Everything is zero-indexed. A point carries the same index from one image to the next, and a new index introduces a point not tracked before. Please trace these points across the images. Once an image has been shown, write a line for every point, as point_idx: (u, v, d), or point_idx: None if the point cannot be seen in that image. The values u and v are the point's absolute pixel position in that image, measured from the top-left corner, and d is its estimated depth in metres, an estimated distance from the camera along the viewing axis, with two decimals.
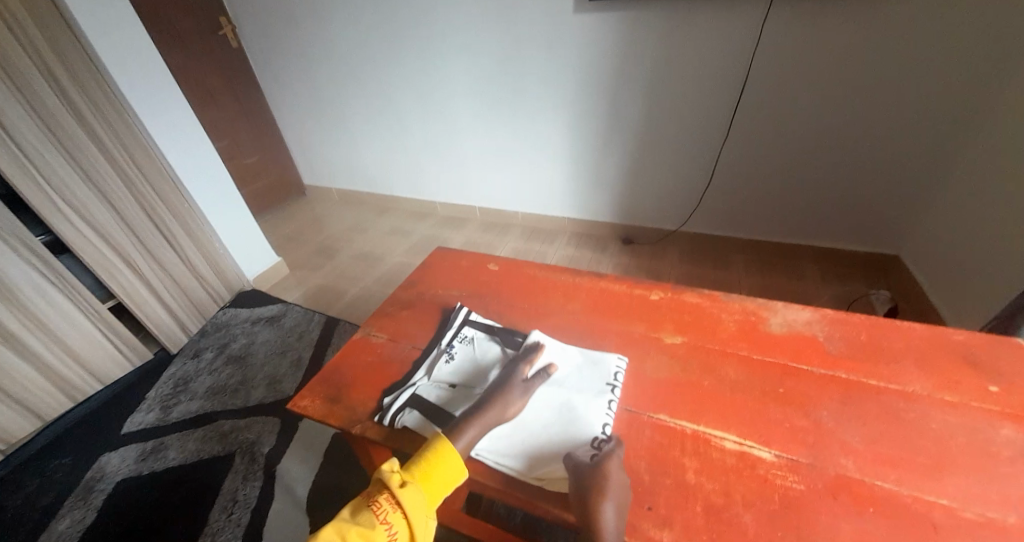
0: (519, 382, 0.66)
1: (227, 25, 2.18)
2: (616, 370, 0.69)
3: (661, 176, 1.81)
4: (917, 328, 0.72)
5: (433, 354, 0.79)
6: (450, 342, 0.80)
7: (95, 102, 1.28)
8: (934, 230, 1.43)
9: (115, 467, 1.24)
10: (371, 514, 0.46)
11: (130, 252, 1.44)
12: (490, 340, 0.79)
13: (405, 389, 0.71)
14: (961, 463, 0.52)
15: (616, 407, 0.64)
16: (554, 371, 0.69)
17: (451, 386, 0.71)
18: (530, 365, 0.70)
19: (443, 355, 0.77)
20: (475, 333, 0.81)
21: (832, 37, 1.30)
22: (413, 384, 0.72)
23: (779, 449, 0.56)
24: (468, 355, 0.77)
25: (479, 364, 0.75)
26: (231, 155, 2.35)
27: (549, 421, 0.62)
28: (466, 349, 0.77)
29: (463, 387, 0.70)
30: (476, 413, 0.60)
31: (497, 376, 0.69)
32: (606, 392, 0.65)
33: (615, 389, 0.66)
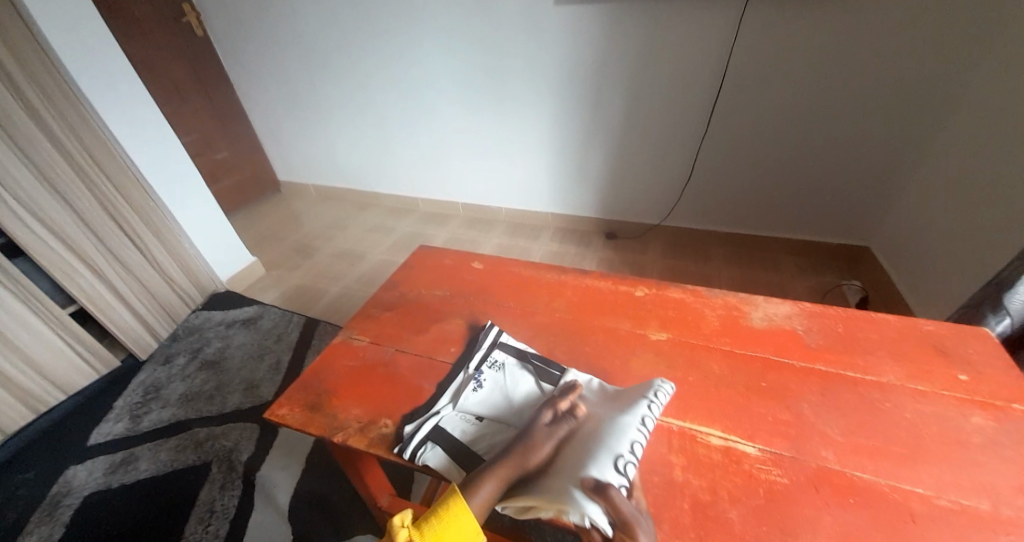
0: (539, 414, 0.61)
1: (191, 13, 2.07)
2: (652, 388, 0.61)
3: (642, 170, 1.82)
4: (890, 320, 0.75)
5: (459, 380, 0.72)
6: (477, 367, 0.73)
7: (48, 95, 1.20)
8: (901, 222, 1.49)
9: (83, 480, 1.18)
10: None
11: (91, 255, 1.37)
12: (524, 367, 0.72)
13: (429, 418, 0.65)
14: (935, 451, 0.54)
15: (650, 423, 0.57)
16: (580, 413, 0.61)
17: (479, 420, 0.65)
18: (558, 406, 0.62)
19: (471, 382, 0.71)
20: (507, 359, 0.74)
21: (806, 34, 1.33)
22: (438, 413, 0.66)
23: (762, 443, 0.57)
24: (497, 384, 0.70)
25: (510, 393, 0.68)
26: (200, 150, 2.26)
27: (571, 449, 0.56)
28: (495, 377, 0.71)
29: (492, 423, 0.64)
30: (490, 467, 0.54)
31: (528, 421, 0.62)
32: (639, 409, 0.58)
33: (652, 406, 0.59)
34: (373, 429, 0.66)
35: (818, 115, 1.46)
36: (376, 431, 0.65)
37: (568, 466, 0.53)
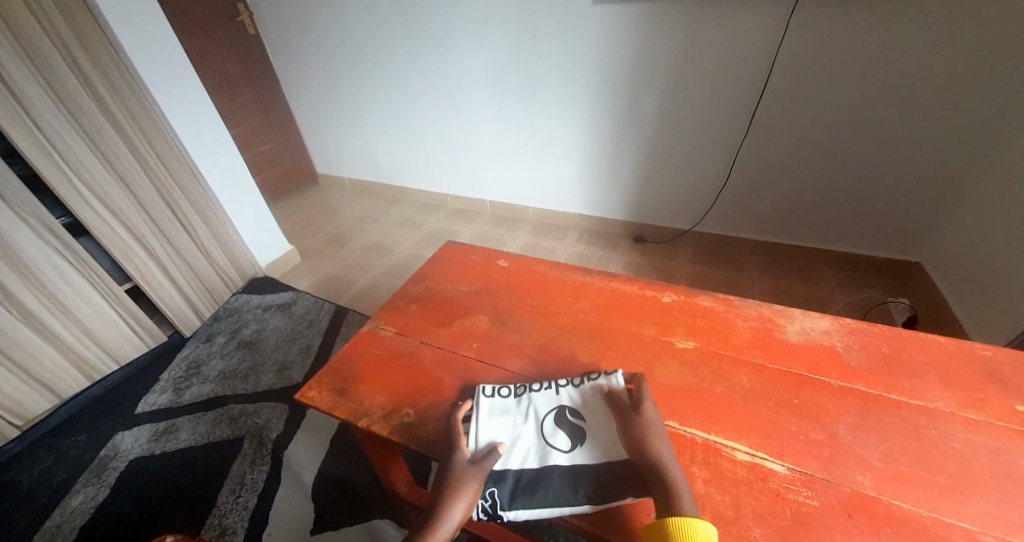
0: (519, 402, 0.66)
1: (244, 11, 2.18)
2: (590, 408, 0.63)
3: (676, 174, 1.77)
4: (940, 342, 0.70)
5: (550, 388, 0.67)
6: (570, 386, 0.67)
7: (115, 89, 1.30)
8: (958, 237, 1.39)
9: (129, 446, 1.27)
10: None
11: (146, 237, 1.47)
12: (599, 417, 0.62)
13: (519, 393, 0.67)
14: (984, 485, 0.50)
15: (549, 421, 0.62)
16: (547, 406, 0.64)
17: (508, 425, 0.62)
18: (555, 419, 0.62)
19: (552, 389, 0.67)
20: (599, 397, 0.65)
21: (861, 36, 1.25)
22: (516, 391, 0.67)
23: (792, 462, 0.55)
24: (564, 409, 0.64)
25: (559, 426, 0.62)
26: (247, 142, 2.37)
27: (502, 413, 0.64)
28: (571, 406, 0.64)
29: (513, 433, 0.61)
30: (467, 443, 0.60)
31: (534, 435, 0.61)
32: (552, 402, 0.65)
33: (562, 410, 0.63)
34: (395, 416, 0.67)
35: (870, 122, 1.38)
36: (397, 419, 0.67)
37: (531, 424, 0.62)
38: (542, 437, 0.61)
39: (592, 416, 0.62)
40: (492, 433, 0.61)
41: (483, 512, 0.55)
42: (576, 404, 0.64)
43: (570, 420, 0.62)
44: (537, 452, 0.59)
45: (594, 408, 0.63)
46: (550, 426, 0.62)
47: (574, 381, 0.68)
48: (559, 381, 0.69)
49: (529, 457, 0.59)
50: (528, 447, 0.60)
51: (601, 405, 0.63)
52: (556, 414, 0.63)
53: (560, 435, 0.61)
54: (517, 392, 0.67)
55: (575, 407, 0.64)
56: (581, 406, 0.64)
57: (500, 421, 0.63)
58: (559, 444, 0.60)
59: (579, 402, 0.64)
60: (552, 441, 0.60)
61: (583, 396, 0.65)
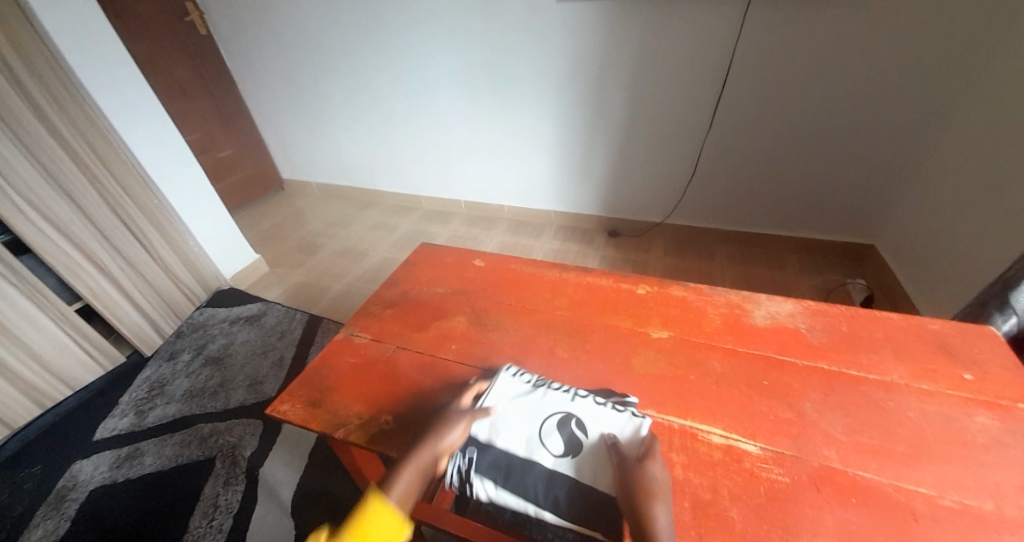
0: (531, 392, 0.65)
1: (194, 10, 2.07)
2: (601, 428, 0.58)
3: (645, 168, 1.81)
4: (894, 319, 0.74)
5: (574, 392, 0.64)
6: (595, 400, 0.62)
7: (55, 96, 1.21)
8: (906, 219, 1.48)
9: (89, 474, 1.19)
10: None
11: (96, 252, 1.38)
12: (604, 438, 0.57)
13: (537, 385, 0.66)
14: (938, 451, 0.54)
15: (548, 425, 0.59)
16: (559, 410, 0.61)
17: (508, 409, 0.62)
18: (559, 425, 0.59)
19: (575, 395, 0.63)
20: (622, 419, 0.59)
21: (812, 31, 1.31)
22: (537, 384, 0.66)
23: (764, 441, 0.57)
24: (574, 420, 0.60)
25: (553, 432, 0.59)
26: (204, 148, 2.27)
27: (509, 399, 0.64)
28: (583, 421, 0.59)
29: (506, 420, 0.61)
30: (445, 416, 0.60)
31: (529, 428, 0.59)
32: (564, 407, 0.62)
33: (569, 422, 0.59)
34: (373, 425, 0.66)
35: (823, 113, 1.45)
36: (375, 427, 0.65)
37: (529, 417, 0.61)
38: (538, 430, 0.59)
39: (594, 436, 0.58)
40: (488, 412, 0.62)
41: (456, 475, 0.57)
42: (587, 416, 0.60)
43: (574, 430, 0.58)
44: (526, 445, 0.58)
45: (605, 424, 0.59)
46: (551, 427, 0.59)
47: (596, 395, 0.63)
48: (583, 390, 0.65)
49: (519, 446, 0.58)
50: (514, 435, 0.59)
51: (613, 418, 0.59)
52: (562, 420, 0.60)
53: (556, 438, 0.58)
54: (537, 382, 0.66)
55: (586, 422, 0.59)
56: (593, 419, 0.59)
57: (507, 402, 0.63)
58: (552, 445, 0.57)
59: (592, 415, 0.60)
60: (546, 441, 0.58)
61: (602, 409, 0.61)
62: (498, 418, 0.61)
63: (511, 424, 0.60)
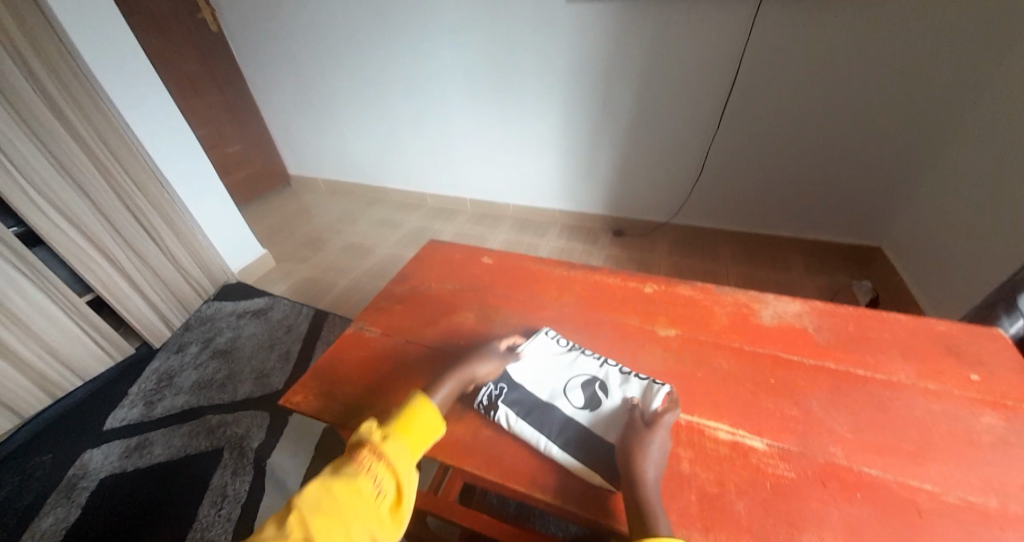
0: (566, 353, 0.73)
1: (205, 7, 2.09)
2: (625, 391, 0.64)
3: (651, 168, 1.81)
4: (901, 319, 0.74)
5: (607, 360, 0.71)
6: (623, 369, 0.68)
7: (70, 90, 1.23)
8: (914, 222, 1.48)
9: (99, 464, 1.21)
10: (359, 468, 0.49)
11: (108, 245, 1.39)
12: (626, 400, 0.63)
13: (574, 350, 0.73)
14: (944, 450, 0.54)
15: (574, 383, 0.67)
16: (589, 372, 0.68)
17: (543, 362, 0.71)
18: (586, 384, 0.66)
19: (607, 363, 0.70)
20: (646, 386, 0.64)
21: (822, 33, 1.31)
22: (576, 349, 0.74)
23: (770, 438, 0.58)
24: (600, 381, 0.66)
25: (578, 388, 0.66)
26: (213, 143, 2.28)
27: (546, 356, 0.72)
28: (609, 384, 0.66)
29: (541, 371, 0.70)
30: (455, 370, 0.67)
31: (559, 378, 0.68)
32: (593, 370, 0.69)
33: (594, 383, 0.66)
34: (384, 416, 0.67)
35: (832, 115, 1.45)
36: (386, 418, 0.67)
37: (557, 372, 0.69)
38: (566, 381, 0.67)
39: (613, 399, 0.63)
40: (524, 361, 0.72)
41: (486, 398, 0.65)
42: (611, 380, 0.66)
43: (597, 390, 0.65)
44: (551, 396, 0.65)
45: (626, 389, 0.64)
46: (575, 383, 0.67)
47: (623, 366, 0.69)
48: (613, 362, 0.71)
49: (545, 394, 0.66)
50: (544, 381, 0.68)
51: (633, 385, 0.65)
52: (586, 381, 0.67)
53: (579, 393, 0.65)
54: (575, 347, 0.74)
55: (611, 385, 0.65)
56: (614, 384, 0.66)
57: (540, 354, 0.73)
58: (574, 398, 0.64)
59: (615, 382, 0.66)
60: (568, 395, 0.65)
61: (624, 378, 0.66)
62: (530, 366, 0.71)
63: (541, 375, 0.69)
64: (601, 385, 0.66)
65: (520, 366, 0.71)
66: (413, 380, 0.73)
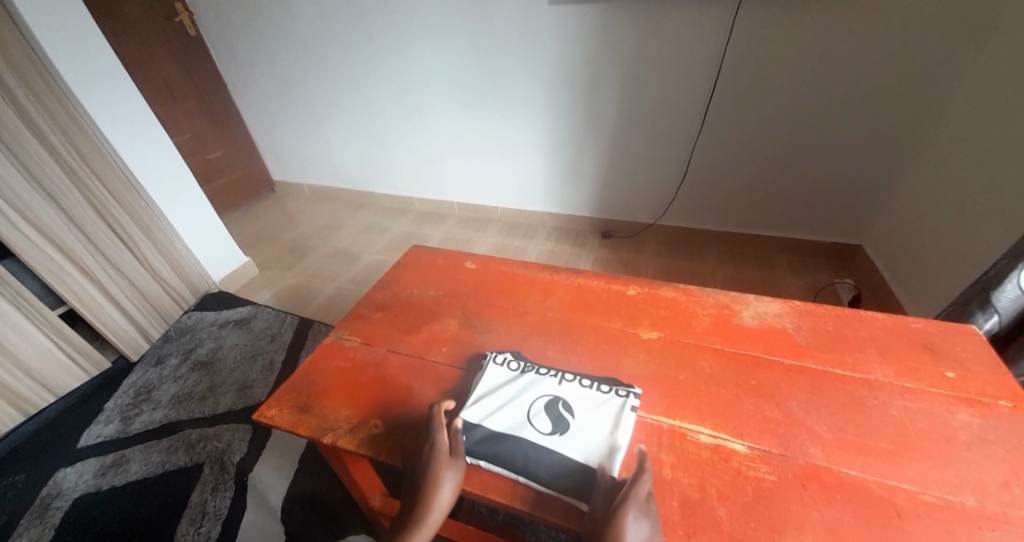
0: (520, 377, 0.68)
1: (183, 11, 2.05)
2: (593, 405, 0.62)
3: (637, 170, 1.82)
4: (879, 318, 0.75)
5: (560, 377, 0.68)
6: (581, 383, 0.66)
7: (39, 96, 1.19)
8: (892, 221, 1.51)
9: (72, 483, 1.17)
10: None
11: (80, 255, 1.35)
12: (593, 417, 0.60)
13: (526, 372, 0.69)
14: (921, 448, 0.54)
15: (539, 409, 0.62)
16: (549, 395, 0.64)
17: (500, 394, 0.65)
18: (549, 410, 0.62)
19: (561, 381, 0.67)
20: (608, 401, 0.63)
21: (798, 36, 1.34)
22: (527, 371, 0.69)
23: (751, 440, 0.57)
24: (562, 403, 0.63)
25: (544, 416, 0.61)
26: (193, 149, 2.24)
27: (501, 385, 0.67)
28: (572, 404, 0.63)
29: (503, 405, 0.63)
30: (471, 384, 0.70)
31: (521, 411, 0.62)
32: (552, 390, 0.65)
33: (558, 404, 0.63)
34: (362, 429, 0.65)
35: (810, 116, 1.47)
36: (364, 432, 0.65)
37: (518, 398, 0.64)
38: (529, 412, 0.62)
39: (581, 415, 0.61)
40: (484, 395, 0.65)
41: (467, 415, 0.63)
42: (574, 398, 0.63)
43: (562, 412, 0.62)
44: (514, 426, 0.60)
45: (592, 405, 0.62)
46: (540, 411, 0.62)
47: (582, 380, 0.67)
48: (568, 375, 0.68)
49: (507, 425, 0.60)
50: (508, 416, 0.62)
51: (598, 399, 0.63)
52: (548, 402, 0.63)
53: (543, 419, 0.61)
54: (526, 370, 0.69)
55: (573, 403, 0.63)
56: (575, 402, 0.63)
57: (493, 385, 0.67)
58: (540, 424, 0.60)
59: (577, 398, 0.64)
60: (533, 420, 0.61)
61: (587, 393, 0.64)
62: (486, 398, 0.65)
63: (504, 405, 0.63)
64: (566, 406, 0.62)
65: (479, 409, 0.63)
66: (389, 395, 0.70)
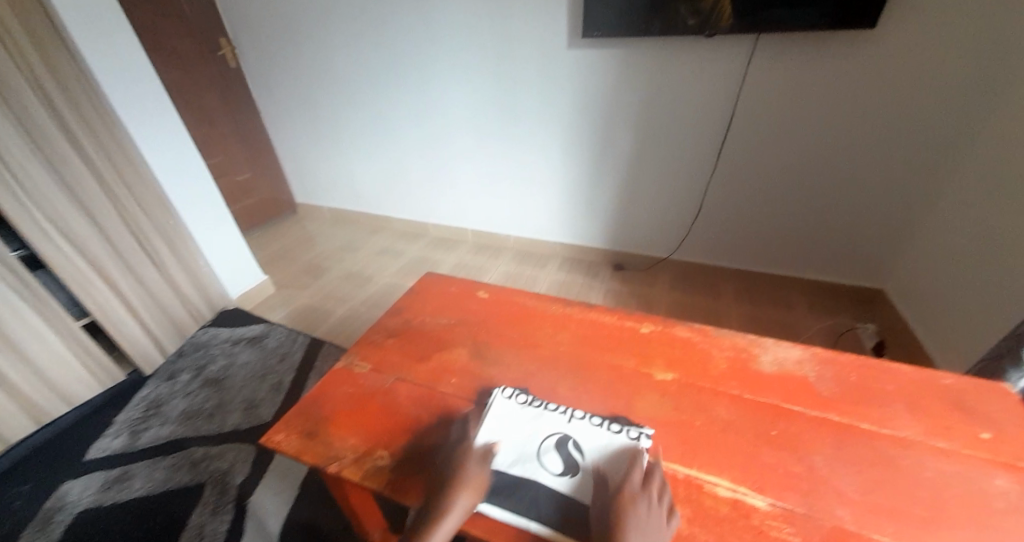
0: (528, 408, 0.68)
1: (226, 45, 2.20)
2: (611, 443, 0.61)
3: (651, 205, 1.83)
4: (906, 370, 0.72)
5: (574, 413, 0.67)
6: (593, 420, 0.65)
7: (87, 120, 1.27)
8: (915, 265, 1.47)
9: (76, 496, 1.16)
10: None
11: (108, 269, 1.40)
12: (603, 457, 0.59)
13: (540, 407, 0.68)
14: (957, 516, 0.51)
15: (548, 447, 0.62)
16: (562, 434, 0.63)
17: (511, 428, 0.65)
18: (558, 447, 0.61)
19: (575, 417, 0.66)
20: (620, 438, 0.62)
21: (814, 80, 1.36)
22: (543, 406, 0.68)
23: (773, 497, 0.54)
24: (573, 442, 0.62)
25: (553, 454, 0.61)
26: (223, 171, 2.34)
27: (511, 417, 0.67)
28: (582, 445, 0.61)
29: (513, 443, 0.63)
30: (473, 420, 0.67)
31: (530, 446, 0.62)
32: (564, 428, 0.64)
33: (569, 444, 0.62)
34: (368, 460, 0.64)
35: (827, 158, 1.48)
36: (370, 463, 0.64)
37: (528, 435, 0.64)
38: (537, 449, 0.61)
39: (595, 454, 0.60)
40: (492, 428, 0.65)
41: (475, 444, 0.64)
42: (583, 438, 0.62)
43: (571, 451, 0.61)
44: (525, 466, 0.60)
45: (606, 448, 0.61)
46: (548, 449, 0.61)
47: (593, 417, 0.66)
48: (578, 411, 0.68)
49: (518, 464, 0.60)
50: (516, 454, 0.61)
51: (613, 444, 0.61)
52: (559, 439, 0.63)
53: (553, 457, 0.60)
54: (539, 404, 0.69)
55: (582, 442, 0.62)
56: (587, 440, 0.62)
57: (501, 418, 0.66)
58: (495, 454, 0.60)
59: (588, 437, 0.63)
60: (544, 458, 0.60)
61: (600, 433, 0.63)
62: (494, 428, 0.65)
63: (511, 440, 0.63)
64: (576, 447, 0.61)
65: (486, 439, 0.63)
66: (399, 425, 0.69)
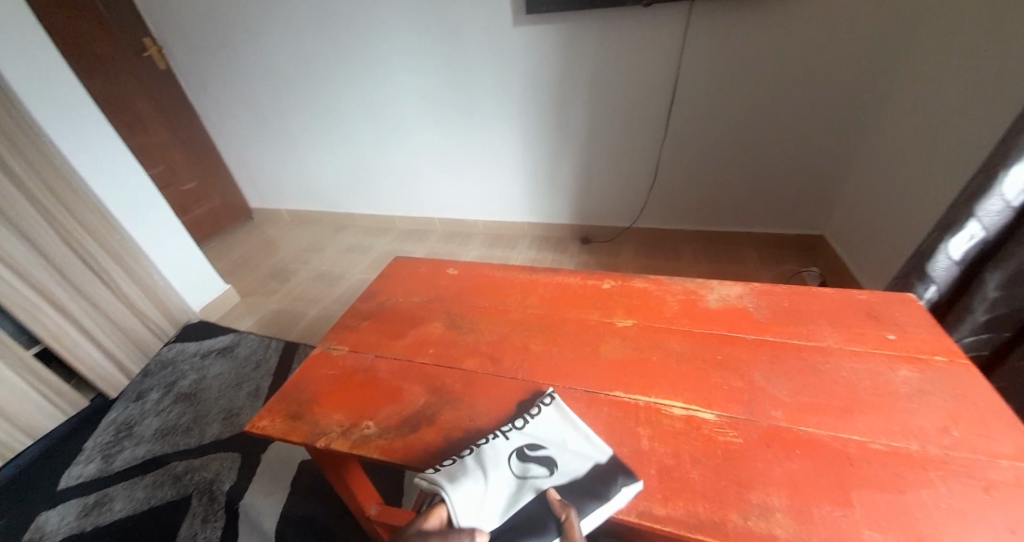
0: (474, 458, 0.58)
1: (152, 46, 2.07)
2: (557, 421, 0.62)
3: (608, 176, 1.90)
4: (830, 293, 0.82)
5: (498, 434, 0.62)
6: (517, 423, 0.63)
7: (9, 134, 1.19)
8: (845, 209, 1.62)
9: (55, 525, 1.13)
10: None
11: (54, 292, 1.33)
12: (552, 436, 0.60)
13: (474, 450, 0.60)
14: (868, 403, 0.60)
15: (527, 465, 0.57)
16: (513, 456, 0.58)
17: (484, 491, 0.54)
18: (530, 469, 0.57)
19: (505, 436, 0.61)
20: (550, 416, 0.63)
21: (743, 42, 1.45)
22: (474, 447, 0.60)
23: (719, 409, 0.62)
24: (530, 445, 0.59)
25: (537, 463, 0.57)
26: (168, 181, 2.24)
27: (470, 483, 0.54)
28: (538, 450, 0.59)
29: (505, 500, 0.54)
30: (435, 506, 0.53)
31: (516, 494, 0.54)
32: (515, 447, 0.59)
33: (533, 449, 0.59)
34: (355, 431, 0.67)
35: (762, 116, 1.58)
36: (357, 433, 0.67)
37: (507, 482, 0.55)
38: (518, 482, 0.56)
39: (551, 433, 0.61)
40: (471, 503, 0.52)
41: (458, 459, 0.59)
42: (525, 440, 0.60)
43: (535, 453, 0.58)
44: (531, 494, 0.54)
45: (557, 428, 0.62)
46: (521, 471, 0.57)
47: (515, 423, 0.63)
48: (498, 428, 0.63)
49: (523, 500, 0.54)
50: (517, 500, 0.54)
51: (554, 421, 0.62)
52: (519, 456, 0.58)
53: (535, 471, 0.57)
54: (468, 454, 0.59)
55: (529, 441, 0.60)
56: (540, 437, 0.60)
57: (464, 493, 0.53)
58: (458, 503, 0.52)
59: (530, 436, 0.61)
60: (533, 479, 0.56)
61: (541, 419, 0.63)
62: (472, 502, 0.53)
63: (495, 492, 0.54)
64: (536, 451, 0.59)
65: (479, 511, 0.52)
66: (382, 396, 0.73)
